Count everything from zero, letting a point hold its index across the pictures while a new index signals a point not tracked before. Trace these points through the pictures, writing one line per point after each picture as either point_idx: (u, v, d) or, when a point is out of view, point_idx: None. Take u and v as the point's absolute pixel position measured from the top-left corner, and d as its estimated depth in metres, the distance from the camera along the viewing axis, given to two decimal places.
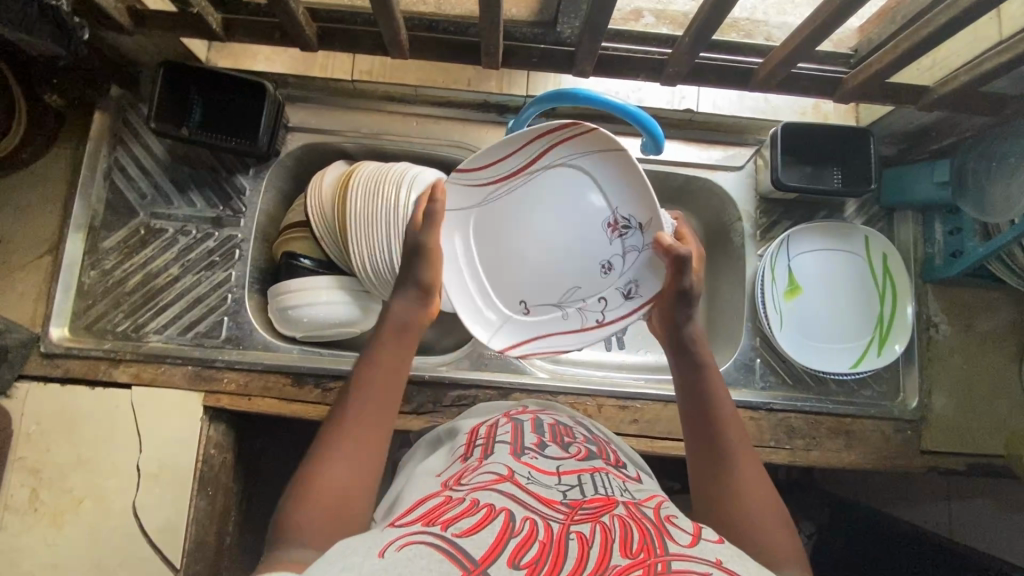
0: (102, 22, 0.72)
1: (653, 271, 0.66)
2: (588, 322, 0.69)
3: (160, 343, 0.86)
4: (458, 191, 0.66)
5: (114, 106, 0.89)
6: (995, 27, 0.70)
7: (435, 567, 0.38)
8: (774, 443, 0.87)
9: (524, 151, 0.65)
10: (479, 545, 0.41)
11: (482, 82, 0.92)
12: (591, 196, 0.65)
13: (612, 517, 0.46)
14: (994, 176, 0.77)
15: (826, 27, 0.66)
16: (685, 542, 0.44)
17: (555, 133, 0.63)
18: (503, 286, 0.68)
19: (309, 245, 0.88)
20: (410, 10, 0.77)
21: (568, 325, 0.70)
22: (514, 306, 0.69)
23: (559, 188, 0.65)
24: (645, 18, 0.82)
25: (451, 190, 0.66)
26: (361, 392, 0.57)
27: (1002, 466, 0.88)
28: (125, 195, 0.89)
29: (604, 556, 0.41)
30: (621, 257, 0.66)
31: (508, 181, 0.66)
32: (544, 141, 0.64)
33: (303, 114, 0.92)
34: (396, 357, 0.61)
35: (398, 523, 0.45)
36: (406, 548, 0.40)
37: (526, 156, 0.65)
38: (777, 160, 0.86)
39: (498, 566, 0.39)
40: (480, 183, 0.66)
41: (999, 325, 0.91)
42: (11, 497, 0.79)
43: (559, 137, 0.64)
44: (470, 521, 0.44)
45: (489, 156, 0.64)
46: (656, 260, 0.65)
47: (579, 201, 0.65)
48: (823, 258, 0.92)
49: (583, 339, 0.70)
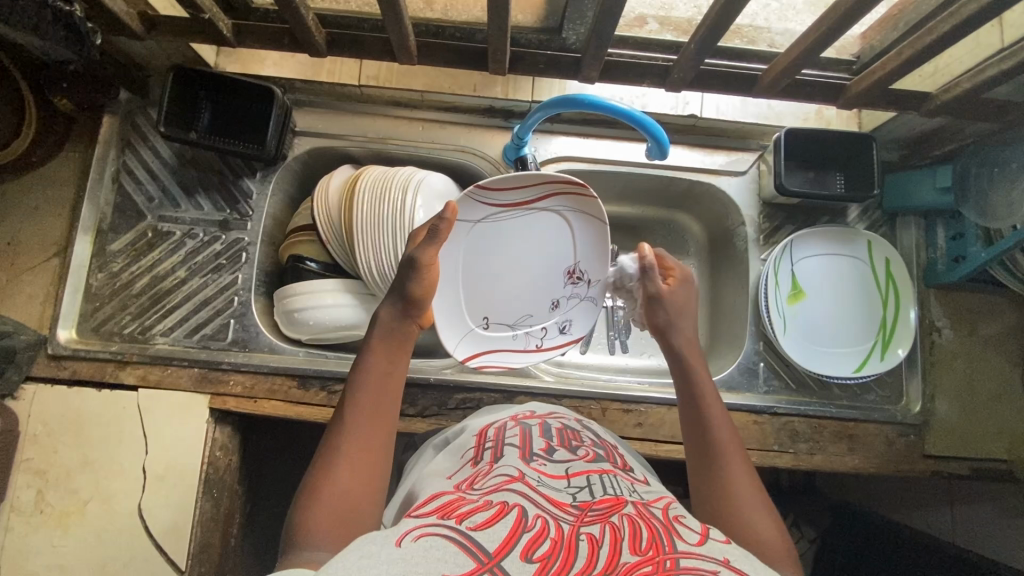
0: (114, 27, 0.73)
1: (586, 316, 0.87)
2: (531, 345, 0.86)
3: (167, 346, 0.87)
4: (472, 201, 0.77)
5: (123, 110, 0.90)
6: (996, 35, 0.71)
7: (449, 559, 0.39)
8: (778, 447, 0.87)
9: (530, 191, 0.78)
10: (492, 539, 0.42)
11: (487, 88, 0.92)
12: (563, 243, 0.83)
13: (622, 517, 0.47)
14: (998, 182, 0.78)
15: (829, 36, 0.67)
16: (694, 542, 0.44)
17: (560, 186, 0.78)
18: (475, 302, 0.82)
19: (316, 248, 0.89)
20: (419, 17, 0.78)
21: (516, 345, 0.86)
22: (477, 320, 0.83)
23: (542, 227, 0.82)
24: (648, 24, 0.83)
25: (465, 199, 0.76)
26: (364, 391, 0.58)
27: (1005, 471, 0.88)
28: (134, 198, 0.90)
29: (614, 553, 0.41)
30: (569, 299, 0.86)
31: (511, 210, 0.80)
32: (548, 189, 0.78)
33: (310, 118, 0.93)
34: (393, 361, 0.61)
35: (413, 516, 0.46)
36: (422, 540, 0.41)
37: (530, 194, 0.79)
38: (780, 166, 0.86)
39: (510, 561, 0.40)
40: (487, 203, 0.78)
41: (1002, 331, 0.91)
42: (17, 498, 0.79)
43: (558, 189, 0.79)
44: (483, 516, 0.45)
45: (507, 184, 0.77)
46: (590, 309, 0.87)
47: (553, 241, 0.82)
48: (825, 262, 0.93)
49: (527, 359, 0.86)
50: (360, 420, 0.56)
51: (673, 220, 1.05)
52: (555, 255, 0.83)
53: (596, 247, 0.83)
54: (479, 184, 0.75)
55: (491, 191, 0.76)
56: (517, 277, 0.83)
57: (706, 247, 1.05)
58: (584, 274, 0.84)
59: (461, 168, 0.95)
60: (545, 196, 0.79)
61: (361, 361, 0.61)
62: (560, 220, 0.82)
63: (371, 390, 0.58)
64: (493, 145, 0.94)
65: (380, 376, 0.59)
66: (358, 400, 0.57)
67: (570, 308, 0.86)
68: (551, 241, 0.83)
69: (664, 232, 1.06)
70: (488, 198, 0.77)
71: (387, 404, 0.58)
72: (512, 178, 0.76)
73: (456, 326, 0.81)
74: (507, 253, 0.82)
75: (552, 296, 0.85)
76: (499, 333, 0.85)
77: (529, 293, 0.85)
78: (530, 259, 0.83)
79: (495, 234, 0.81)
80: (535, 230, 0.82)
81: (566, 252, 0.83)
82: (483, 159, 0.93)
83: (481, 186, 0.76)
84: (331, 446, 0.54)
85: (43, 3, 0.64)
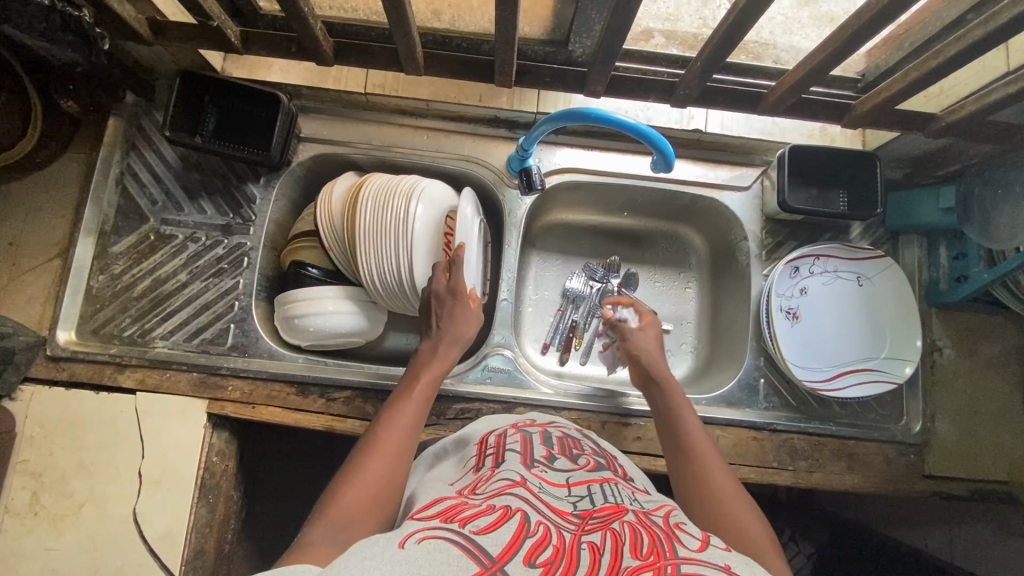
0: (123, 32, 0.74)
1: (778, 284, 0.90)
2: (818, 255, 0.91)
3: (166, 349, 0.86)
4: (873, 380, 0.88)
5: (129, 112, 0.91)
6: (1003, 59, 0.71)
7: (453, 562, 0.39)
8: (777, 464, 0.87)
9: (844, 383, 0.88)
10: (497, 543, 0.42)
11: (493, 98, 0.92)
12: (802, 350, 0.89)
13: (622, 524, 0.47)
14: (1000, 203, 0.77)
15: (839, 54, 0.66)
16: (694, 548, 0.45)
17: (820, 385, 0.88)
18: (866, 283, 0.91)
19: (317, 254, 0.88)
20: (426, 26, 0.78)
21: (828, 250, 0.91)
22: (864, 282, 0.91)
23: (822, 350, 0.90)
24: (655, 38, 0.83)
25: (880, 377, 0.88)
26: (400, 411, 0.67)
27: (1003, 492, 0.88)
28: (137, 201, 0.90)
29: (615, 559, 0.42)
30: (787, 304, 0.90)
31: (848, 364, 0.89)
32: (828, 387, 0.88)
33: (315, 124, 0.93)
34: (431, 386, 0.72)
35: (417, 519, 0.46)
36: (427, 541, 0.41)
37: (838, 376, 0.89)
38: (784, 182, 0.86)
39: (514, 565, 0.40)
40: (867, 375, 0.88)
41: (1003, 352, 0.91)
42: (11, 500, 0.79)
43: (821, 385, 0.88)
44: (487, 520, 0.45)
45: (858, 389, 0.88)
46: (778, 291, 0.90)
47: (810, 343, 0.90)
48: (842, 276, 0.92)
49: (820, 247, 0.91)
50: (395, 427, 0.64)
51: (676, 232, 1.06)
52: (816, 331, 0.91)
53: (790, 342, 0.89)
54: (875, 387, 0.87)
55: (865, 386, 0.88)
56: (825, 312, 0.91)
57: (708, 261, 1.05)
58: (792, 321, 0.90)
59: (463, 176, 0.95)
60: (832, 376, 0.89)
61: (404, 384, 0.72)
62: (811, 362, 0.89)
63: (413, 404, 0.68)
64: (498, 155, 0.94)
65: (421, 396, 0.70)
66: (399, 408, 0.67)
67: (786, 293, 0.90)
68: (813, 336, 0.90)
69: (666, 244, 1.06)
70: (868, 362, 0.89)
71: (419, 417, 0.67)
72: (859, 391, 0.87)
73: (883, 270, 0.90)
74: (840, 322, 0.91)
75: (801, 305, 0.91)
76: (818, 243, 0.93)
77: (817, 310, 0.91)
78: (824, 328, 0.91)
79: (869, 320, 0.90)
80: (827, 343, 0.90)
81: (810, 343, 0.90)
82: (489, 169, 0.94)
83: (873, 383, 0.87)
84: (368, 441, 0.63)
85: (50, 8, 0.64)
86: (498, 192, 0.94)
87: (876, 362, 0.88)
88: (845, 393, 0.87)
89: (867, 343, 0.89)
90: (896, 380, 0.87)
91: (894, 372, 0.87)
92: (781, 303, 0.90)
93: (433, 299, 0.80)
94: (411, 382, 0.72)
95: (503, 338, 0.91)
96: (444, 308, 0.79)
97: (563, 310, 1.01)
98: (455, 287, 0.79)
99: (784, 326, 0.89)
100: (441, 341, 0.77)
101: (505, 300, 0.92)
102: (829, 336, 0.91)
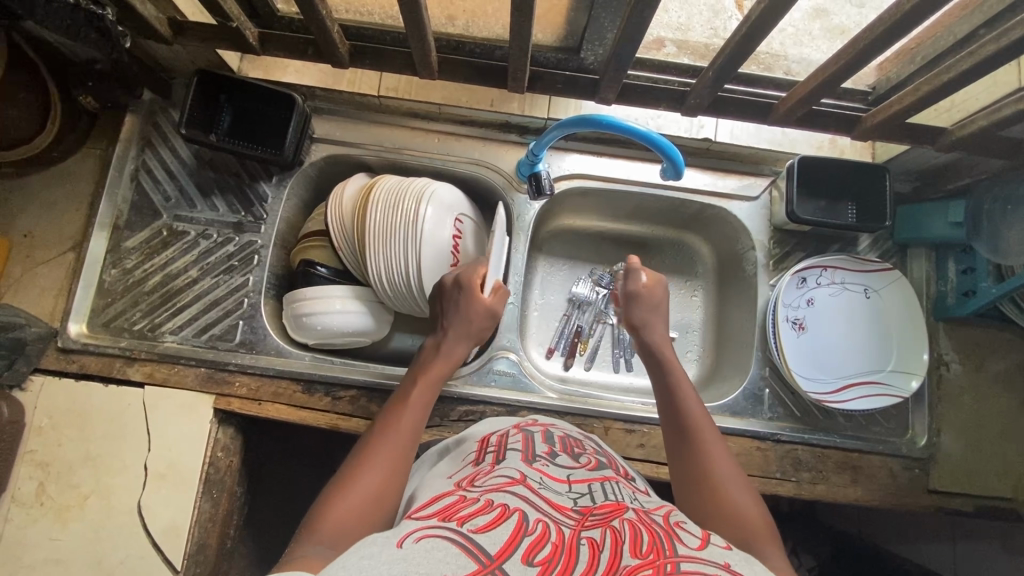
0: (143, 31, 0.75)
1: (785, 292, 0.89)
2: (824, 266, 0.91)
3: (175, 344, 0.87)
4: (878, 392, 0.88)
5: (146, 109, 0.92)
6: (1014, 75, 0.71)
7: (451, 560, 0.39)
8: (780, 475, 0.86)
9: (850, 394, 0.88)
10: (495, 542, 0.42)
11: (504, 103, 0.93)
12: (807, 359, 0.89)
13: (622, 521, 0.47)
14: (1010, 219, 0.78)
15: (851, 67, 0.67)
16: (694, 546, 0.45)
17: (827, 396, 0.87)
18: (874, 296, 0.91)
19: (326, 254, 0.89)
20: (440, 31, 0.79)
21: (835, 263, 0.91)
22: (871, 294, 0.91)
23: (827, 362, 0.90)
24: (667, 47, 0.83)
25: (886, 390, 0.88)
26: (398, 420, 0.66)
27: (1008, 510, 0.87)
28: (151, 197, 0.91)
29: (615, 557, 0.42)
30: (795, 313, 0.90)
31: (855, 377, 0.89)
32: (835, 398, 0.87)
33: (329, 125, 0.94)
34: (433, 385, 0.73)
35: (415, 516, 0.47)
36: (424, 540, 0.42)
37: (844, 389, 0.88)
38: (793, 194, 0.87)
39: (513, 563, 0.40)
40: (873, 387, 0.88)
41: (1010, 368, 0.91)
42: (18, 489, 0.79)
43: (827, 396, 0.87)
44: (485, 518, 0.45)
45: (864, 401, 0.87)
46: (785, 296, 0.90)
47: (816, 354, 0.90)
48: (850, 289, 0.92)
49: (828, 259, 0.91)
50: (390, 432, 0.65)
51: (683, 241, 1.06)
52: (822, 342, 0.91)
53: (796, 351, 0.89)
54: (880, 400, 0.87)
55: (870, 399, 0.87)
56: (830, 324, 0.91)
57: (715, 270, 1.05)
58: (798, 331, 0.90)
59: (474, 180, 0.96)
60: (837, 389, 0.88)
61: (405, 386, 0.73)
62: (817, 373, 0.89)
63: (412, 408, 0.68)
64: (508, 158, 0.95)
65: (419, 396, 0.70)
66: (399, 414, 0.67)
67: (793, 302, 0.90)
68: (818, 346, 0.90)
69: (674, 253, 1.07)
70: (874, 373, 0.89)
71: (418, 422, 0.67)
72: (865, 403, 0.87)
73: (889, 283, 0.90)
74: (846, 334, 0.91)
75: (807, 313, 0.91)
76: (826, 253, 0.93)
77: (823, 320, 0.91)
78: (830, 339, 0.91)
79: (875, 333, 0.90)
80: (833, 355, 0.90)
81: (816, 354, 0.90)
82: (499, 173, 0.94)
83: (878, 395, 0.87)
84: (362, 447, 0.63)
85: (76, 7, 0.65)
86: (508, 197, 0.94)
87: (882, 375, 0.88)
88: (851, 406, 0.87)
89: (873, 357, 0.89)
90: (901, 393, 0.87)
91: (899, 387, 0.87)
92: (787, 314, 0.90)
93: (444, 295, 0.80)
94: (409, 382, 0.73)
95: (509, 341, 0.91)
96: (452, 302, 0.79)
97: (569, 314, 1.01)
98: (467, 283, 0.79)
99: (790, 334, 0.89)
100: (446, 337, 0.77)
101: (512, 303, 0.92)
102: (834, 347, 0.90)
